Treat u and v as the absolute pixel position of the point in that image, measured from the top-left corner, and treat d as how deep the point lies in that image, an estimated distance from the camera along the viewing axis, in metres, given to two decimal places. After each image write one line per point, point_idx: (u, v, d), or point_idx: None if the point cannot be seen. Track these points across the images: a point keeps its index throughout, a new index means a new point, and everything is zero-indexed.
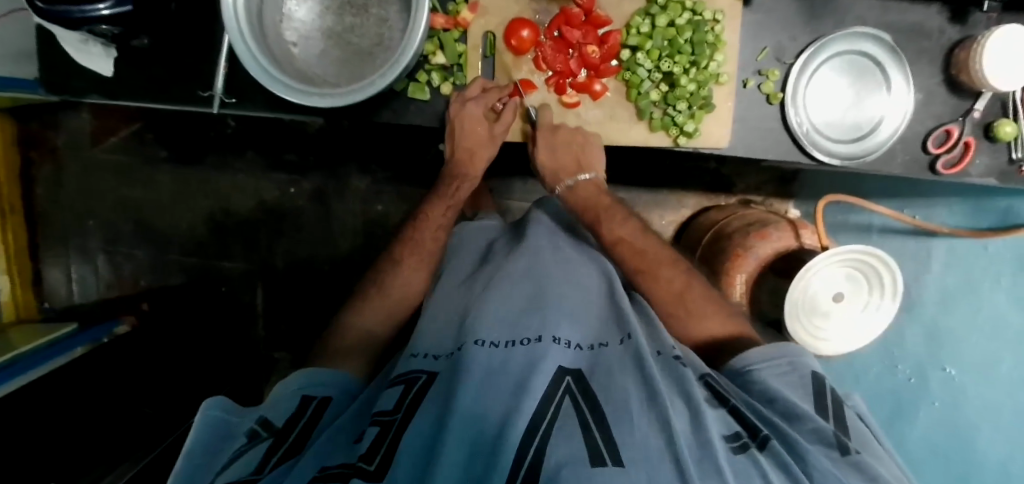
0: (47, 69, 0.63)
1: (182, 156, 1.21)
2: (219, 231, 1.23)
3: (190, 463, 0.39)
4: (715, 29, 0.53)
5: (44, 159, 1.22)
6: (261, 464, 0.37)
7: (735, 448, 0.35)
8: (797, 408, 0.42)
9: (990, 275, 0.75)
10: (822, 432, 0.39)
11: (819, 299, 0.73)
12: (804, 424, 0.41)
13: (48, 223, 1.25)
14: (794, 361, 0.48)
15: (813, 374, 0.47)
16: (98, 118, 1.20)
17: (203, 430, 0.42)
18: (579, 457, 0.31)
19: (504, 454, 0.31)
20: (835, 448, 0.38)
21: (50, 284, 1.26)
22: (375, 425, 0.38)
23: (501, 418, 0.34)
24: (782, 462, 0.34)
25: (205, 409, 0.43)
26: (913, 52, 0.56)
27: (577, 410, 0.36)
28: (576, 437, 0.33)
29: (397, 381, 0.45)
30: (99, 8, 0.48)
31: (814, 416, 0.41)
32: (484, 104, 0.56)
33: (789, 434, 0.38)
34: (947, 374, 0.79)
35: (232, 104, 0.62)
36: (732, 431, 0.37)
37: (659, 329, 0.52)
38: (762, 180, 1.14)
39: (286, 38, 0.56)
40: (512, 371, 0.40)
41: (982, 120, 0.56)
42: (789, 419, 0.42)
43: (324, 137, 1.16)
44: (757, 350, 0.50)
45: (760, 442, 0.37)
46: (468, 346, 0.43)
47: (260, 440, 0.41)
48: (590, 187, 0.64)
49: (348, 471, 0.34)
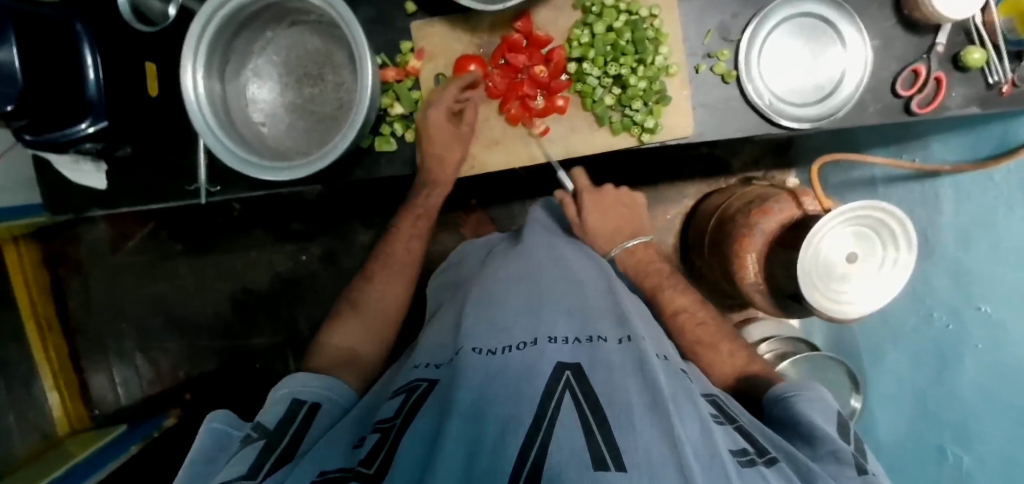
0: (51, 192, 0.67)
1: (195, 245, 1.27)
2: (241, 310, 1.27)
3: (190, 469, 0.41)
4: (654, 24, 0.54)
5: (72, 273, 1.29)
6: (257, 464, 0.38)
7: (742, 462, 0.33)
8: (820, 429, 0.40)
9: (1003, 205, 0.64)
10: (839, 453, 0.38)
11: (833, 262, 0.70)
12: (821, 445, 0.39)
13: (84, 333, 1.31)
14: (821, 395, 0.46)
15: (840, 412, 0.46)
16: (114, 226, 1.27)
17: (204, 439, 0.43)
18: (580, 460, 0.30)
19: (504, 458, 0.31)
20: (853, 467, 0.37)
21: (95, 390, 1.31)
22: (375, 432, 0.40)
23: (500, 428, 0.34)
24: (789, 476, 0.34)
25: (208, 422, 0.45)
26: (860, 2, 0.55)
27: (578, 407, 0.35)
28: (578, 439, 0.32)
29: (400, 391, 0.46)
30: (83, 127, 0.52)
31: (833, 438, 0.39)
32: (445, 106, 0.55)
33: (803, 459, 0.36)
34: (983, 313, 0.69)
35: (218, 192, 0.65)
36: (739, 446, 0.36)
37: (667, 345, 0.51)
38: (758, 155, 1.13)
39: (254, 119, 0.59)
40: (510, 375, 0.40)
41: (947, 52, 0.54)
42: (808, 441, 0.40)
43: (323, 201, 1.20)
44: (791, 384, 0.49)
45: (767, 460, 0.35)
46: (465, 353, 0.44)
47: (253, 441, 0.42)
48: (644, 249, 0.67)
49: (347, 475, 0.35)
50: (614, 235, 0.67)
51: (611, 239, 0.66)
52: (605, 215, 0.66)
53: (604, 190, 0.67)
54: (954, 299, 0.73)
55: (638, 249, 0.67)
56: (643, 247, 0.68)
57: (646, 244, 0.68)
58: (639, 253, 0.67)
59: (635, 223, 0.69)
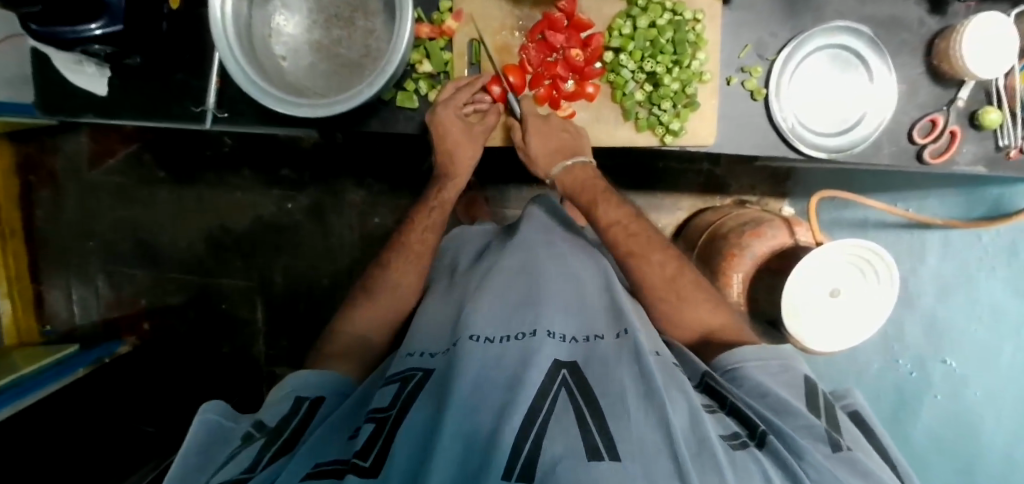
0: (44, 90, 0.64)
1: (180, 174, 1.22)
2: (217, 249, 1.24)
3: (187, 461, 0.40)
4: (696, 28, 0.54)
5: (43, 182, 1.24)
6: (255, 461, 0.38)
7: (734, 445, 0.35)
8: (792, 404, 0.42)
9: (984, 267, 0.71)
10: (813, 428, 0.39)
11: (815, 295, 0.72)
12: (797, 419, 0.40)
13: (47, 247, 1.26)
14: (786, 363, 0.48)
15: (808, 377, 0.47)
16: (96, 140, 1.22)
17: (201, 432, 0.43)
18: (576, 452, 0.31)
19: (501, 448, 0.31)
20: (828, 442, 0.37)
21: (51, 306, 1.27)
22: (370, 422, 0.39)
23: (496, 417, 0.34)
24: (780, 459, 0.34)
25: (203, 414, 0.44)
26: (893, 44, 0.56)
27: (573, 402, 0.36)
28: (572, 430, 0.33)
29: (393, 379, 0.45)
30: (92, 28, 0.48)
31: (807, 412, 0.40)
32: (456, 107, 0.56)
33: (784, 430, 0.37)
34: (948, 366, 0.77)
35: (224, 119, 0.63)
36: (729, 432, 0.37)
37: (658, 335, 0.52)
38: (756, 180, 1.15)
39: (275, 52, 0.57)
40: (508, 364, 0.40)
41: (967, 108, 0.56)
42: (786, 414, 0.41)
43: (319, 151, 1.17)
44: (755, 349, 0.50)
45: (759, 440, 0.37)
46: (464, 341, 0.43)
47: (254, 441, 0.42)
48: (582, 170, 0.60)
49: (343, 467, 0.34)
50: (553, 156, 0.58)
51: (549, 161, 0.58)
52: (545, 137, 0.57)
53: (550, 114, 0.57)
54: (922, 348, 0.79)
55: (577, 169, 0.59)
56: (583, 166, 0.59)
57: (588, 163, 0.59)
58: (579, 173, 0.59)
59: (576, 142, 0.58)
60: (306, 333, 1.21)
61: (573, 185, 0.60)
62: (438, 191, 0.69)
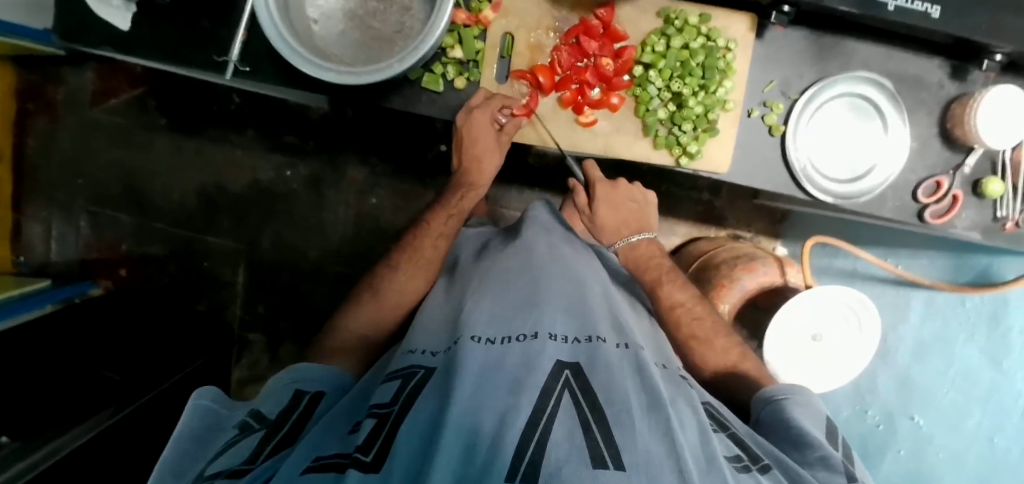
0: (62, 16, 0.62)
1: (183, 124, 1.20)
2: (209, 206, 1.22)
3: (180, 449, 0.40)
4: (726, 56, 0.55)
5: (40, 111, 1.20)
6: (254, 454, 0.38)
7: (739, 468, 0.35)
8: (810, 435, 0.43)
9: (967, 330, 0.75)
10: (829, 460, 0.41)
11: (797, 341, 0.74)
12: (812, 451, 0.42)
13: (32, 177, 1.22)
14: (809, 400, 0.49)
15: (827, 415, 0.49)
16: (102, 77, 1.19)
17: (195, 419, 0.43)
18: (581, 457, 0.30)
19: (504, 452, 0.31)
20: (842, 474, 0.40)
21: (26, 238, 1.23)
22: (372, 417, 0.38)
23: (499, 418, 0.34)
24: None
25: (196, 398, 0.45)
26: (912, 102, 0.58)
27: (576, 405, 0.36)
28: (577, 436, 0.32)
29: (395, 375, 0.44)
30: None
31: (823, 444, 0.42)
32: (491, 111, 0.57)
33: (793, 466, 0.39)
34: (914, 425, 0.80)
35: (245, 73, 0.62)
36: (733, 453, 0.38)
37: (665, 349, 0.54)
38: (752, 217, 1.17)
39: (308, 14, 0.56)
40: (508, 367, 0.40)
41: (971, 175, 0.58)
42: (798, 445, 0.43)
43: (328, 123, 1.16)
44: (779, 386, 0.52)
45: (760, 467, 0.38)
46: (464, 341, 0.43)
47: (253, 432, 0.41)
48: (648, 245, 0.70)
49: (343, 462, 0.34)
50: (620, 227, 0.71)
51: (618, 230, 0.70)
52: (615, 210, 0.70)
53: (619, 185, 0.71)
54: (892, 404, 0.82)
55: (641, 244, 0.69)
56: (647, 242, 0.70)
57: (650, 238, 0.70)
58: (643, 248, 0.69)
59: (642, 219, 0.72)
60: (286, 303, 1.20)
61: (636, 259, 0.68)
62: (459, 199, 0.68)
